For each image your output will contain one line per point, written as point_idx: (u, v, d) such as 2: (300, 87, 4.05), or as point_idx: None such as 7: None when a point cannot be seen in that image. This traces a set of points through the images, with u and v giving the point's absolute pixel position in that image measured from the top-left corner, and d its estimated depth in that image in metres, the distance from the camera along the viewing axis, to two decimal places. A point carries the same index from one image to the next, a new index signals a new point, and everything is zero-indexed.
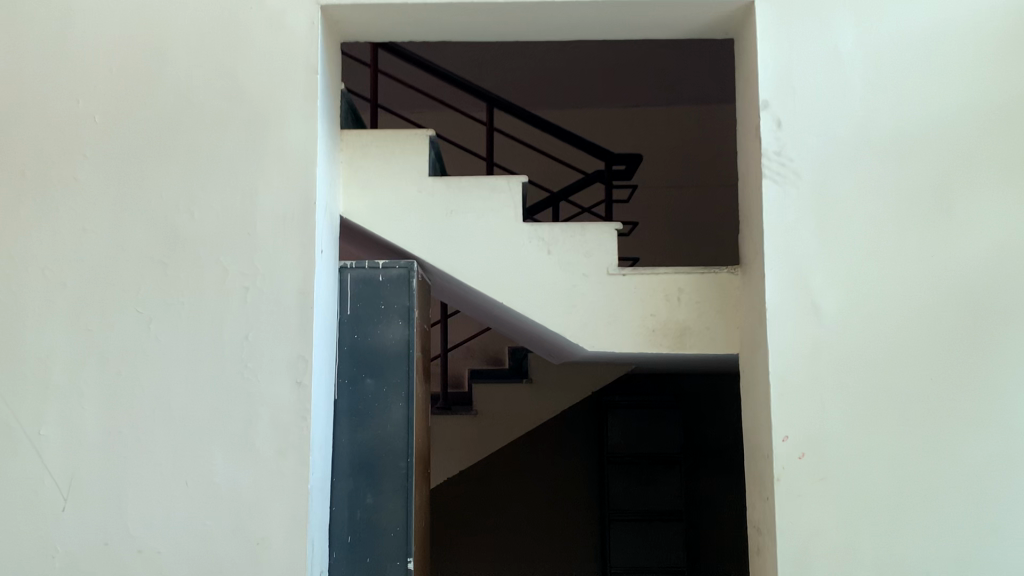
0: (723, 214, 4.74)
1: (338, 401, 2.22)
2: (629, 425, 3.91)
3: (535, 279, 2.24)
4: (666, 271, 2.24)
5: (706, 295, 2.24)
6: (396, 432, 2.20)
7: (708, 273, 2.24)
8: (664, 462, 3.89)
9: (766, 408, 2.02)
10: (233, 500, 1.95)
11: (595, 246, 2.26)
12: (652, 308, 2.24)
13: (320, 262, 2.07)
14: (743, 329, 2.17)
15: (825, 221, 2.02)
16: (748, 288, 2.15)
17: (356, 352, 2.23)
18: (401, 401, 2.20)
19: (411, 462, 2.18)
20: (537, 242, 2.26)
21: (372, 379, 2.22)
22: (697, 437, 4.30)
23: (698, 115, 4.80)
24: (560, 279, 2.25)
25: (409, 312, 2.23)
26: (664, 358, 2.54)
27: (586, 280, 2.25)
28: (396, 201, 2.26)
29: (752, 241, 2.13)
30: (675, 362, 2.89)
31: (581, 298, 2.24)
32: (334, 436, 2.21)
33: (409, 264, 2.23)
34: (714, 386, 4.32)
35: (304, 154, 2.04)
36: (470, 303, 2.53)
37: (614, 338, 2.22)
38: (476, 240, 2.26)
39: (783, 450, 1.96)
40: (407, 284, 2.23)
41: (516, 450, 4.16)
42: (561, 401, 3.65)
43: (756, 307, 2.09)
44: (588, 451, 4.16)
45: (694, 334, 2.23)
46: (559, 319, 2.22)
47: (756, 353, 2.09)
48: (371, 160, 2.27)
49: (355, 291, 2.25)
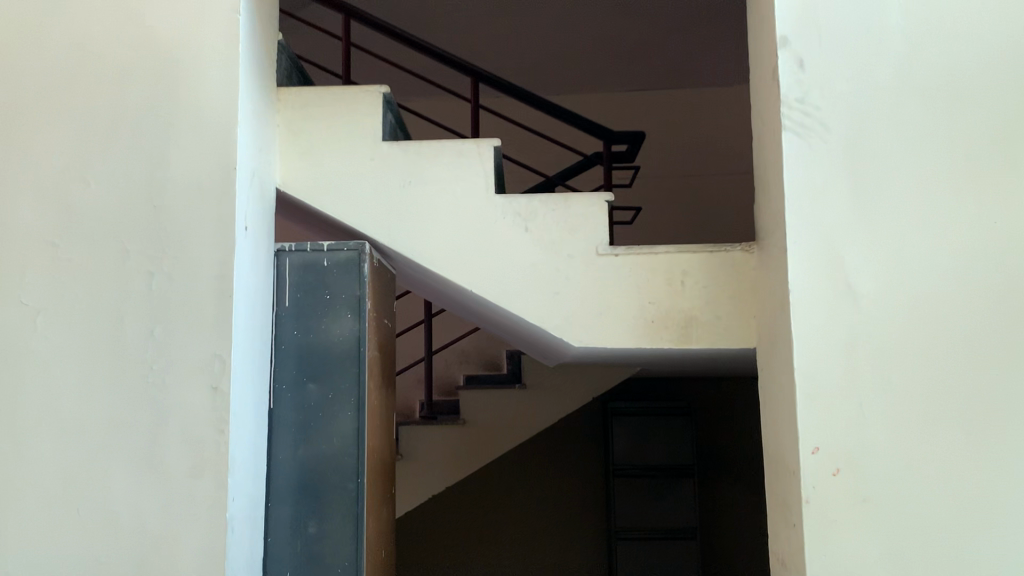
0: (738, 203, 4.36)
1: (275, 411, 1.85)
2: (635, 434, 3.53)
3: (511, 262, 1.87)
4: (666, 251, 1.87)
5: (716, 278, 1.86)
6: (344, 447, 1.83)
7: (717, 252, 1.86)
8: (676, 474, 3.50)
9: (790, 414, 1.64)
10: (135, 533, 1.59)
11: (582, 220, 1.89)
12: (650, 294, 1.86)
13: (244, 242, 1.70)
14: (761, 317, 1.79)
15: (859, 181, 1.64)
16: (767, 269, 1.77)
17: (297, 352, 1.86)
18: (350, 410, 1.84)
19: (363, 483, 1.81)
20: (512, 217, 1.89)
21: (316, 384, 1.85)
22: (713, 445, 3.91)
23: (708, 97, 4.43)
24: (540, 262, 1.87)
25: (360, 303, 1.85)
26: (670, 357, 2.17)
27: (571, 263, 1.87)
28: (344, 170, 1.90)
29: (770, 209, 1.75)
30: (686, 362, 2.50)
31: (564, 285, 1.86)
32: (270, 453, 1.84)
33: (359, 245, 1.86)
34: (731, 391, 3.94)
35: (222, 110, 1.68)
36: (441, 293, 2.16)
37: (605, 333, 1.85)
38: (439, 216, 1.89)
39: (813, 467, 1.58)
40: (357, 270, 1.86)
41: (512, 463, 3.78)
42: (558, 408, 3.27)
43: (777, 292, 1.70)
44: (591, 464, 3.78)
45: (702, 325, 1.84)
46: (539, 307, 1.85)
47: (777, 346, 1.70)
48: (314, 123, 1.92)
49: (295, 278, 1.88)
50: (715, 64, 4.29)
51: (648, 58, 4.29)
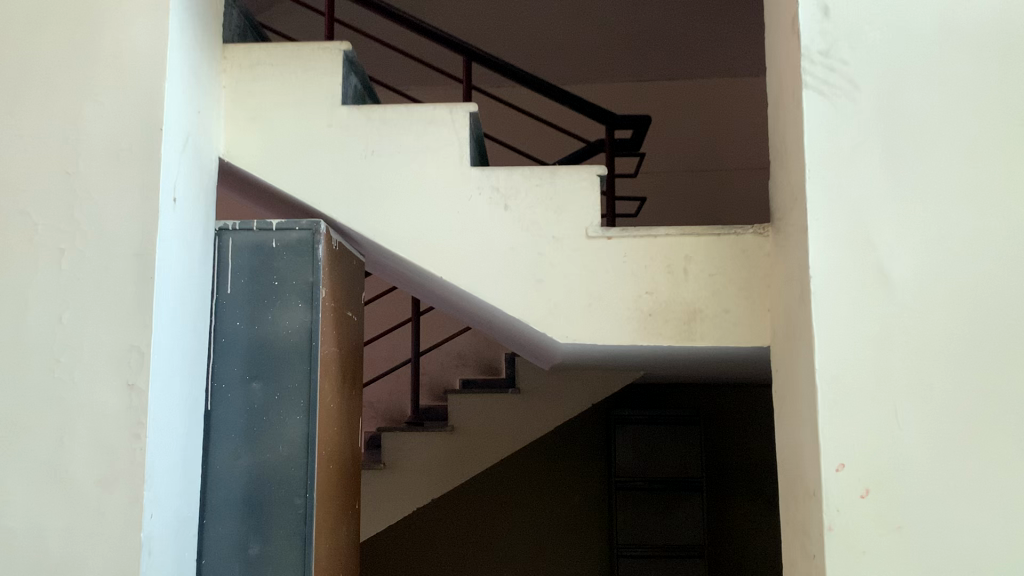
0: (753, 200, 4.10)
1: (213, 413, 1.60)
2: (640, 445, 3.27)
3: (487, 245, 1.62)
4: (667, 233, 1.62)
5: (725, 266, 1.60)
6: (292, 456, 1.58)
7: (726, 235, 1.61)
8: (684, 488, 3.23)
9: (809, 424, 1.38)
10: (33, 555, 1.35)
11: (570, 198, 1.63)
12: (648, 283, 1.60)
13: (173, 216, 1.46)
14: (777, 311, 1.53)
15: (894, 149, 1.38)
16: (784, 255, 1.51)
17: (240, 346, 1.61)
18: (300, 414, 1.59)
19: (312, 498, 1.57)
20: (490, 192, 1.63)
21: (261, 383, 1.60)
22: (724, 455, 3.64)
23: (722, 86, 4.17)
24: (521, 245, 1.62)
25: (314, 291, 1.61)
26: (673, 357, 1.91)
27: (556, 247, 1.62)
28: (299, 138, 1.66)
29: (788, 183, 1.49)
30: (694, 364, 2.24)
31: (549, 271, 1.61)
32: (207, 461, 1.59)
33: (313, 224, 1.62)
34: (745, 399, 3.67)
35: (148, 62, 1.45)
36: (416, 283, 1.91)
37: (595, 328, 1.59)
38: (405, 191, 1.64)
39: (837, 487, 1.32)
40: (310, 253, 1.62)
41: (509, 472, 3.53)
42: (554, 414, 3.01)
43: (795, 279, 1.45)
44: (593, 474, 3.52)
45: (708, 321, 1.58)
46: (518, 297, 1.60)
47: (796, 344, 1.45)
48: (265, 85, 1.68)
49: (238, 261, 1.64)
50: (729, 51, 4.03)
51: (658, 45, 4.03)
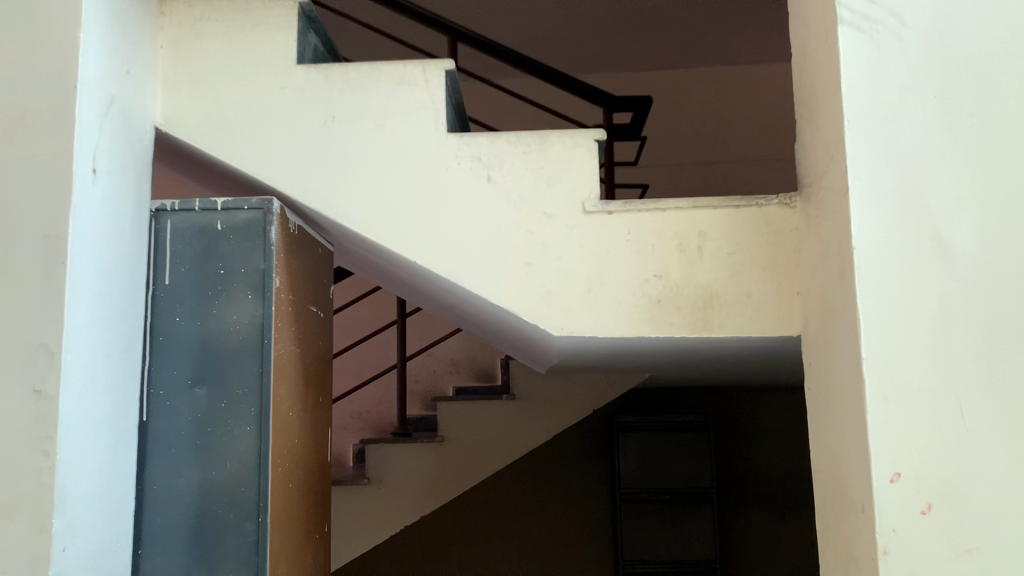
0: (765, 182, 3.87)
1: (150, 424, 1.37)
2: (645, 455, 3.03)
3: (466, 225, 1.38)
4: (678, 206, 1.38)
5: (746, 244, 1.37)
6: (241, 473, 1.35)
7: (747, 207, 1.38)
8: (694, 500, 3.00)
9: (853, 427, 1.14)
10: None
11: (564, 167, 1.40)
12: (655, 265, 1.37)
13: (93, 189, 1.23)
14: (812, 294, 1.30)
15: (949, 94, 1.15)
16: (816, 227, 1.28)
17: (181, 345, 1.38)
18: (251, 424, 1.36)
19: (266, 523, 1.33)
20: (470, 161, 1.40)
21: (205, 389, 1.37)
22: (735, 461, 3.41)
23: (725, 73, 3.95)
24: (507, 222, 1.38)
25: (266, 280, 1.38)
26: (684, 353, 1.68)
27: (548, 224, 1.38)
28: (249, 104, 1.43)
29: (821, 141, 1.26)
30: (709, 364, 2.01)
31: (541, 253, 1.38)
32: (142, 482, 1.36)
33: (265, 202, 1.40)
34: (759, 405, 3.44)
35: (61, 7, 1.22)
36: (391, 274, 1.69)
37: (594, 319, 1.36)
38: (371, 164, 1.40)
39: (892, 504, 1.07)
40: (261, 236, 1.39)
41: (507, 485, 3.29)
42: (552, 422, 2.78)
43: (831, 254, 1.22)
44: (596, 487, 3.28)
45: (726, 309, 1.35)
46: (504, 282, 1.37)
47: (835, 331, 1.21)
48: (209, 44, 1.45)
49: (178, 247, 1.41)
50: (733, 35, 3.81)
51: None
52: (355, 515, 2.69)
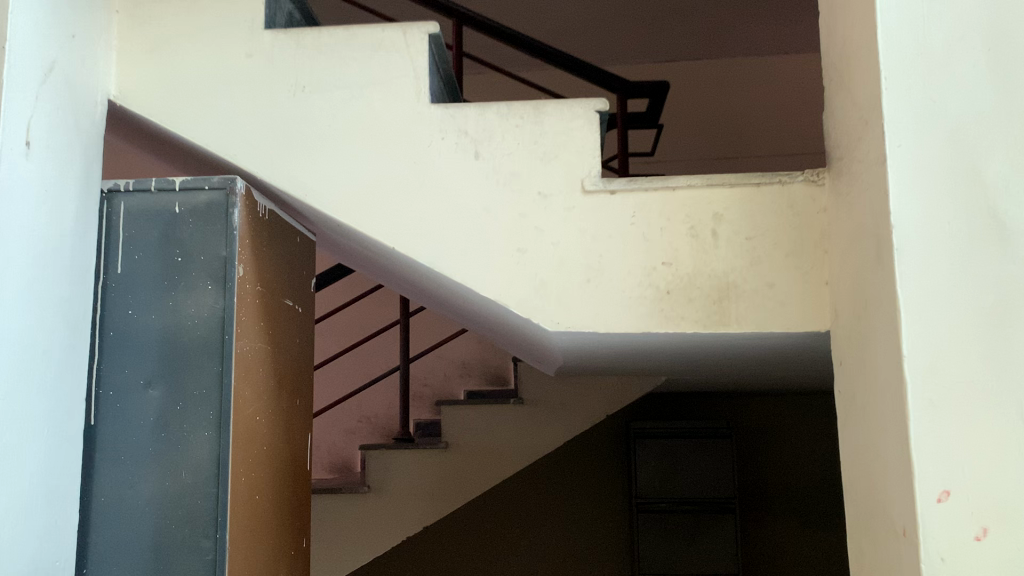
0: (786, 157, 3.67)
1: (99, 429, 1.23)
2: (663, 463, 2.87)
3: (450, 207, 1.23)
4: (689, 184, 1.22)
5: (767, 228, 1.21)
6: (197, 485, 1.20)
7: (768, 185, 1.21)
8: (715, 512, 2.82)
9: (893, 438, 0.97)
10: None
11: (561, 141, 1.24)
12: (664, 251, 1.21)
13: (26, 165, 1.09)
14: (843, 283, 1.13)
15: (1006, 46, 0.98)
16: (847, 208, 1.11)
17: (135, 341, 1.24)
18: (210, 429, 1.21)
19: (223, 541, 1.18)
20: (455, 136, 1.25)
21: (160, 390, 1.23)
22: (759, 469, 3.22)
23: (748, 63, 3.78)
24: (497, 204, 1.23)
25: (227, 268, 1.24)
26: (700, 353, 1.52)
27: (543, 206, 1.23)
28: (210, 74, 1.29)
29: (852, 107, 1.09)
30: (729, 367, 1.84)
31: (534, 238, 1.22)
32: (88, 493, 1.21)
33: (227, 181, 1.26)
34: (786, 411, 3.26)
35: None
36: (378, 265, 1.54)
37: (594, 313, 1.21)
38: (345, 139, 1.26)
39: (940, 528, 0.90)
40: (223, 219, 1.25)
41: (517, 494, 3.13)
42: (563, 428, 2.62)
43: (865, 236, 1.05)
44: (612, 496, 3.12)
45: (744, 302, 1.19)
46: (492, 270, 1.22)
47: (870, 325, 1.05)
48: (169, 7, 1.31)
49: (132, 232, 1.27)
50: None
51: None
52: (350, 525, 2.53)
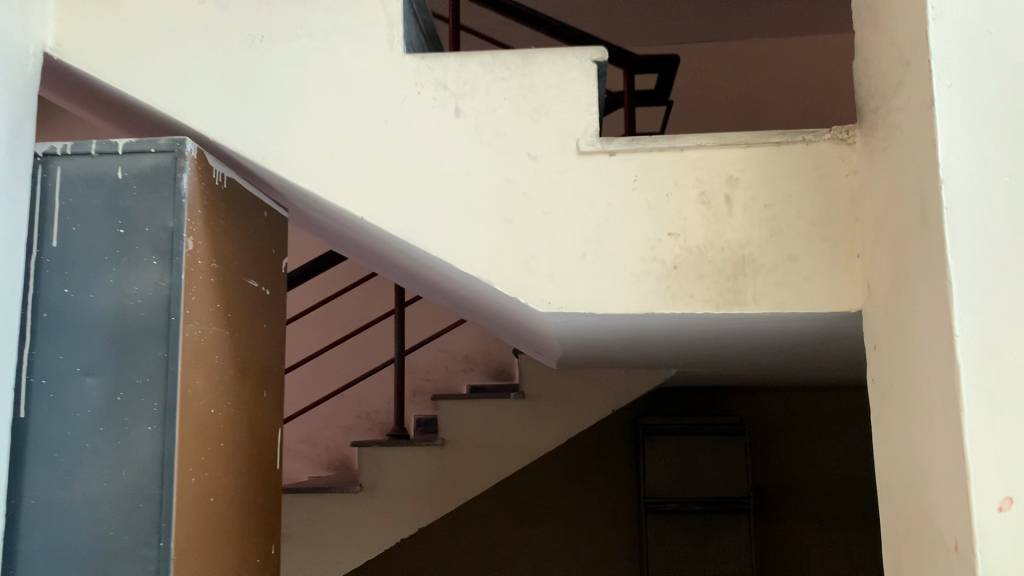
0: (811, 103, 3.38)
1: (29, 422, 1.08)
2: (675, 461, 2.71)
3: (427, 171, 1.08)
4: (700, 143, 1.06)
5: (789, 193, 1.05)
6: (139, 486, 1.05)
7: (790, 144, 1.06)
8: (732, 512, 2.66)
9: (940, 435, 0.82)
10: None
11: (553, 95, 1.09)
12: (670, 220, 1.06)
13: None
14: (878, 254, 0.98)
15: None
16: (884, 166, 0.96)
17: (71, 324, 1.10)
18: (153, 422, 1.07)
19: (166, 552, 1.03)
20: (432, 90, 1.10)
21: (99, 378, 1.09)
22: (775, 468, 3.07)
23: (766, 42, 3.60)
24: (479, 167, 1.08)
25: (174, 241, 1.10)
26: (710, 340, 1.37)
27: (532, 169, 1.08)
28: (158, 24, 1.14)
29: (890, 46, 0.93)
30: (743, 358, 1.69)
31: (522, 205, 1.07)
32: (16, 496, 1.07)
33: (176, 142, 1.11)
34: (804, 408, 3.11)
35: None
36: (357, 243, 1.40)
37: (591, 290, 1.06)
38: (308, 95, 1.11)
39: (1003, 545, 0.74)
40: (170, 185, 1.11)
41: (520, 493, 2.98)
42: (567, 424, 2.45)
43: (905, 197, 0.90)
44: (621, 495, 2.97)
45: (762, 277, 1.04)
46: (473, 242, 1.07)
47: (911, 301, 0.89)
48: None
49: (70, 201, 1.12)
50: None
51: None
52: (333, 526, 2.38)
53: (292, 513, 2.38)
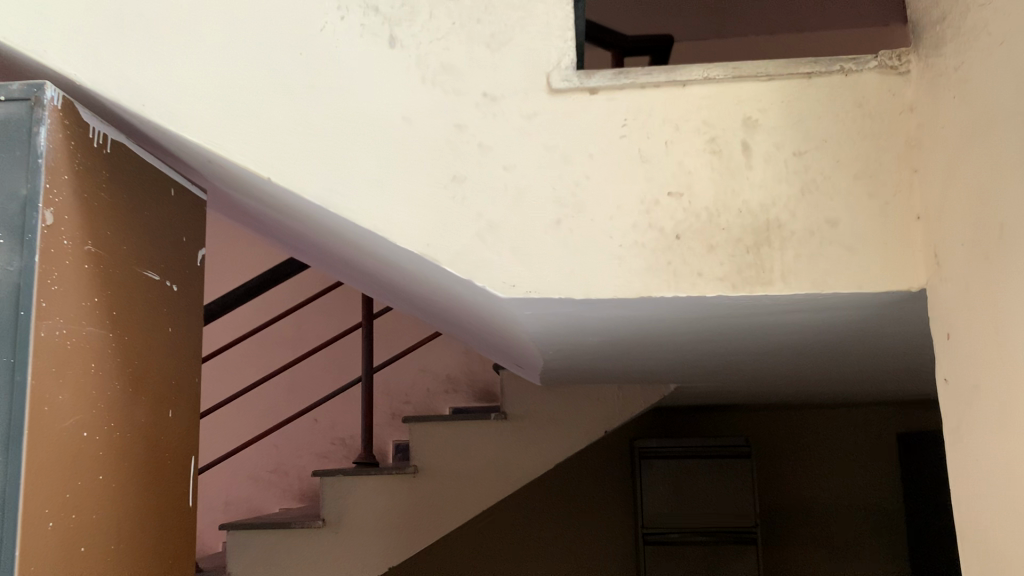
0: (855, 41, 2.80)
1: None
2: (673, 487, 2.45)
3: (355, 117, 0.83)
4: (707, 76, 0.82)
5: (824, 137, 0.81)
6: None
7: (824, 75, 0.81)
8: (736, 542, 2.41)
9: None
10: None
11: (517, 19, 0.85)
12: (670, 175, 0.81)
13: None
14: (950, 210, 0.73)
15: None
16: (958, 89, 0.71)
17: None
18: None
19: None
20: (361, 14, 0.86)
21: None
22: (783, 492, 2.81)
23: None
24: (421, 111, 0.83)
25: (27, 213, 0.84)
26: (717, 338, 1.11)
27: (489, 112, 0.83)
28: None
29: None
30: (753, 364, 1.44)
31: (477, 160, 0.82)
32: None
33: (33, 88, 0.86)
34: (811, 428, 2.87)
35: None
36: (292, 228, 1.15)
37: (568, 269, 0.81)
38: (199, 20, 0.86)
39: None
40: (25, 142, 0.85)
41: (505, 524, 2.71)
42: (559, 448, 2.12)
43: (998, 126, 0.65)
44: (616, 522, 2.71)
45: (793, 249, 0.79)
46: (414, 208, 0.82)
47: (1009, 266, 0.64)
48: None
49: None
50: None
51: None
52: (290, 571, 2.02)
53: (239, 559, 2.03)
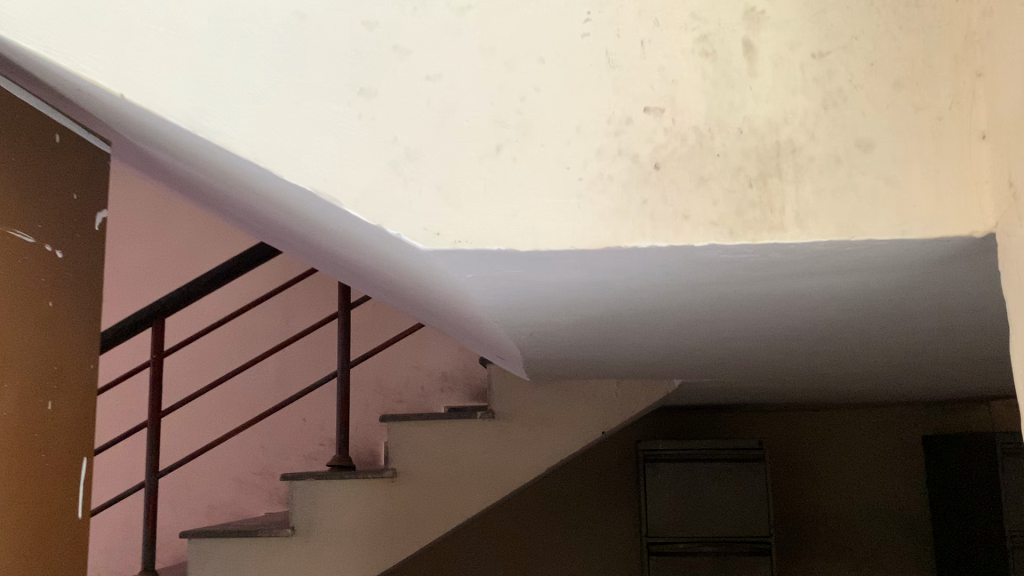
0: None
1: None
2: (682, 494, 2.23)
3: (227, 13, 0.64)
4: None
5: (854, 31, 0.60)
6: None
7: None
8: (748, 553, 2.19)
9: None
10: None
11: None
12: (646, 85, 0.61)
13: None
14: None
15: None
16: None
17: None
18: None
19: None
20: None
21: None
22: (800, 499, 2.59)
23: None
24: (319, 5, 0.63)
25: None
26: (721, 315, 0.91)
27: (410, 5, 0.63)
28: None
29: None
30: (769, 351, 1.23)
31: (391, 67, 0.62)
32: None
33: None
34: (833, 430, 2.65)
35: None
36: (205, 184, 0.96)
37: (510, 209, 0.60)
38: None
39: None
40: None
41: (499, 532, 2.51)
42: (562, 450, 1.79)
43: None
44: (618, 530, 2.50)
45: (813, 181, 0.58)
46: (306, 131, 0.61)
47: None
48: None
49: None
50: None
51: None
52: None
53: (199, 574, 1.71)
